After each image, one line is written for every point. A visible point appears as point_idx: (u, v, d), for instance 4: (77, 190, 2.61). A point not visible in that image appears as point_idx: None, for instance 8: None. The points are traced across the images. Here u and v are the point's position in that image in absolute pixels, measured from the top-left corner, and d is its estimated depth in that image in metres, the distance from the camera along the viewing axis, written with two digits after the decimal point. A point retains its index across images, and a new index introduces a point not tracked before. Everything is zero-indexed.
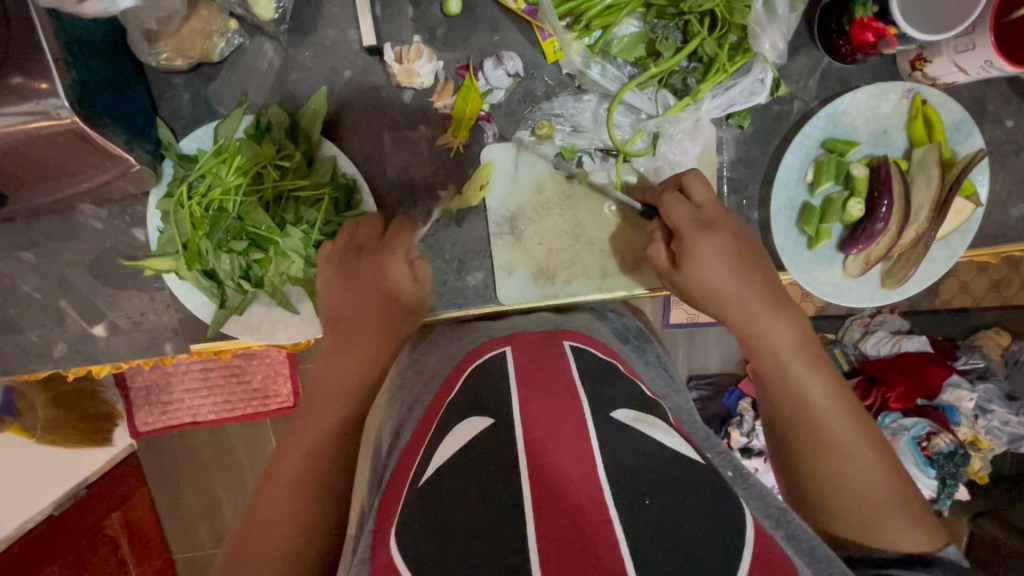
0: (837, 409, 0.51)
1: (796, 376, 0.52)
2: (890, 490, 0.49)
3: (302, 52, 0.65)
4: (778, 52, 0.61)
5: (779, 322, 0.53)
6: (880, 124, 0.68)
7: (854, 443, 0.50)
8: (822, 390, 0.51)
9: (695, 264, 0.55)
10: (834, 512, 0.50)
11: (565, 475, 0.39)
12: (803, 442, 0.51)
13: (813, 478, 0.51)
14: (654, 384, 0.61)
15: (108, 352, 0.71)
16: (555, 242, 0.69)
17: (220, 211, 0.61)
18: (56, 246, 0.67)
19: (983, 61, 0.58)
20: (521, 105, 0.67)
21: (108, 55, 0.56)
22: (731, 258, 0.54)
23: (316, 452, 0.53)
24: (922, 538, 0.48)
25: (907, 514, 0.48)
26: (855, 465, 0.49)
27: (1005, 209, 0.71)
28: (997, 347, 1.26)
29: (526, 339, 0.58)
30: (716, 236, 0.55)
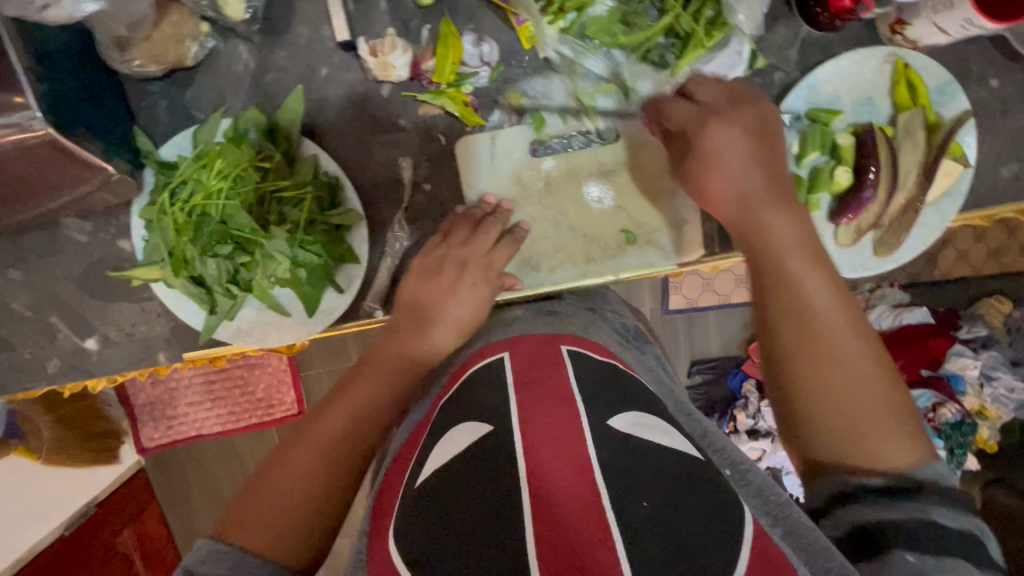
0: (837, 308, 0.50)
1: (794, 274, 0.51)
2: (884, 398, 0.47)
3: (276, 52, 0.64)
4: (755, 24, 0.61)
5: (779, 217, 0.53)
6: (864, 92, 0.67)
7: (854, 347, 0.48)
8: (819, 285, 0.51)
9: (707, 159, 0.55)
10: (824, 420, 0.48)
11: (565, 483, 0.40)
12: (800, 339, 0.49)
13: (805, 384, 0.49)
14: (651, 377, 0.62)
15: (102, 366, 0.70)
16: (536, 231, 0.68)
17: (203, 215, 0.60)
18: (44, 261, 0.67)
19: (962, 20, 0.58)
20: (500, 94, 0.66)
21: (79, 65, 0.55)
22: (747, 152, 0.55)
23: (336, 443, 0.53)
24: (912, 451, 0.46)
25: (894, 419, 0.47)
26: (851, 368, 0.48)
27: (996, 170, 0.70)
28: (999, 316, 1.25)
29: (521, 342, 0.56)
30: (733, 126, 0.55)
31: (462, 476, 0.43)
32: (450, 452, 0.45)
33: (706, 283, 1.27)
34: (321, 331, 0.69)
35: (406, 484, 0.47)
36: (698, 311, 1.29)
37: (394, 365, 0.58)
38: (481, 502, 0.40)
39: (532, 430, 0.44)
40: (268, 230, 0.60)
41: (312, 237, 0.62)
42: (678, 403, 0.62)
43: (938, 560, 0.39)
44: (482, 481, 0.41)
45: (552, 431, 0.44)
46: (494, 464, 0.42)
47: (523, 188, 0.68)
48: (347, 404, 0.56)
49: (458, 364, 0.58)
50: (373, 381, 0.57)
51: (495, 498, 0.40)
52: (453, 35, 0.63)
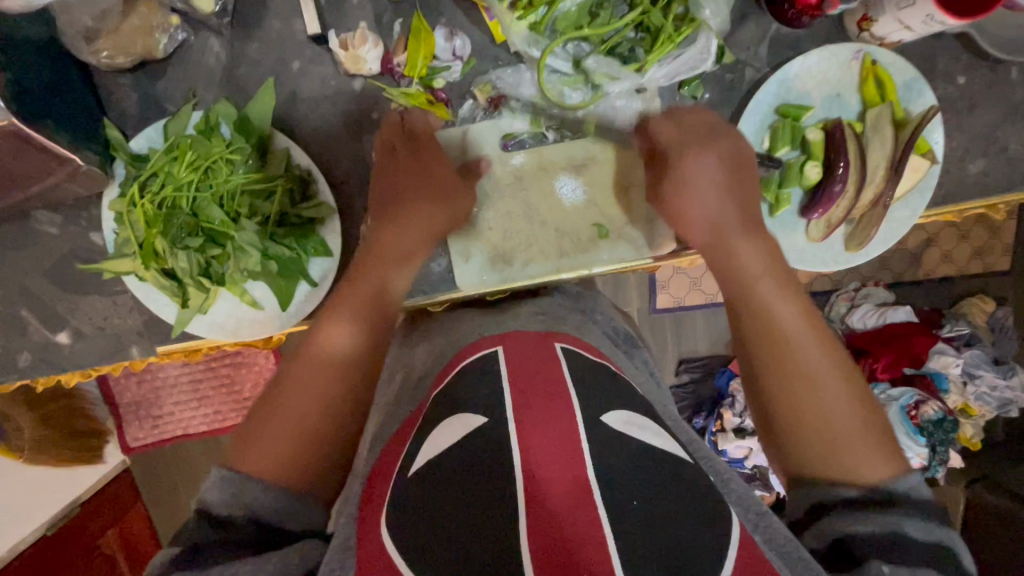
0: (807, 333, 0.51)
1: (765, 300, 0.53)
2: (862, 418, 0.47)
3: (248, 45, 0.64)
4: (720, 23, 0.63)
5: (748, 248, 0.55)
6: (833, 88, 0.68)
7: (825, 371, 0.49)
8: (790, 314, 0.52)
9: (676, 182, 0.58)
10: (795, 437, 0.49)
11: (565, 474, 0.40)
12: (771, 362, 0.51)
13: (782, 406, 0.50)
14: (639, 382, 0.62)
15: (74, 360, 0.70)
16: (508, 225, 0.69)
17: (173, 207, 0.61)
18: (13, 254, 0.67)
19: (925, 15, 0.58)
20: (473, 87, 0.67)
21: (45, 56, 0.55)
22: (716, 187, 0.58)
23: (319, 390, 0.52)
24: (886, 469, 0.46)
25: (875, 440, 0.47)
26: (820, 389, 0.48)
27: (964, 165, 0.71)
28: (983, 315, 1.27)
29: (515, 337, 0.56)
30: (705, 154, 0.58)
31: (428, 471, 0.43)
32: (441, 443, 0.45)
33: (693, 282, 1.28)
34: (295, 325, 0.69)
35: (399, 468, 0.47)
36: (681, 309, 1.30)
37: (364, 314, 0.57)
38: (481, 485, 0.41)
39: (530, 421, 0.45)
40: (238, 222, 0.61)
41: (283, 230, 0.63)
42: (666, 408, 0.61)
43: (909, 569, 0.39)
44: (483, 467, 0.42)
45: (549, 423, 0.44)
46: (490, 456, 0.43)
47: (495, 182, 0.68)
48: (321, 353, 0.53)
49: (451, 357, 0.57)
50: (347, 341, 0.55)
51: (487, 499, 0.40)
52: (425, 30, 0.63)
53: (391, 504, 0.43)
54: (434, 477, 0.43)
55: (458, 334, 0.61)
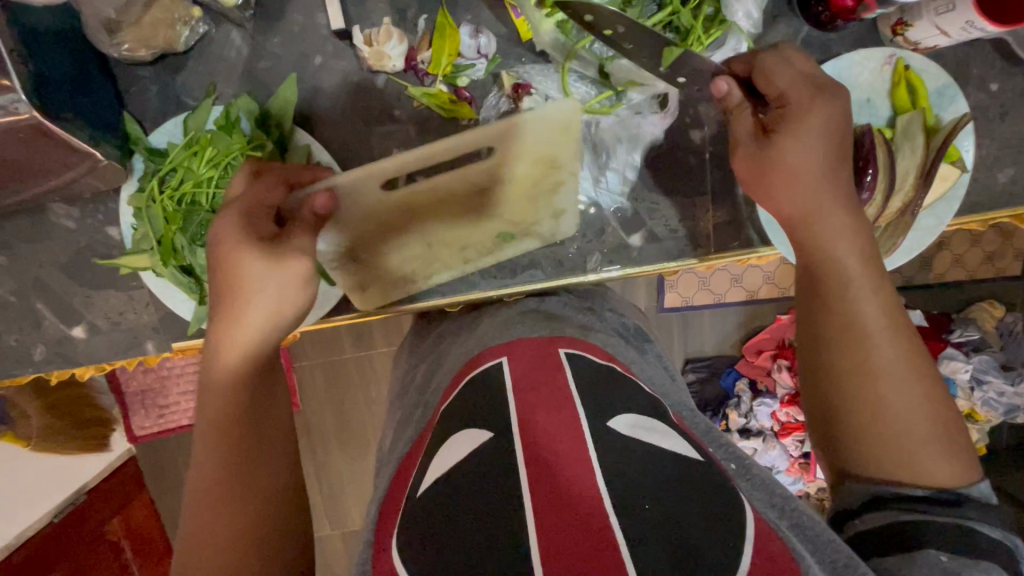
0: (890, 329, 0.47)
1: (854, 286, 0.48)
2: (937, 420, 0.45)
3: (269, 39, 0.63)
4: (752, 19, 0.60)
5: (838, 226, 0.49)
6: (863, 93, 0.66)
7: (905, 370, 0.46)
8: (873, 308, 0.48)
9: (791, 136, 0.48)
10: (864, 438, 0.46)
11: (571, 489, 0.40)
12: (848, 357, 0.47)
13: (852, 403, 0.47)
14: (649, 378, 0.60)
15: (89, 354, 0.70)
16: (406, 254, 0.66)
17: (193, 204, 0.60)
18: (29, 247, 0.66)
19: (963, 23, 0.57)
20: (498, 81, 0.65)
21: (66, 48, 0.54)
22: (825, 150, 0.49)
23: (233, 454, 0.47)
24: (958, 472, 0.45)
25: (947, 445, 0.45)
26: (898, 390, 0.46)
27: (992, 174, 0.70)
28: (991, 320, 1.26)
29: (519, 348, 0.54)
30: (820, 120, 0.48)
31: (460, 484, 0.42)
32: (450, 459, 0.45)
33: (702, 281, 1.26)
34: (314, 323, 0.69)
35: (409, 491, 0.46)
36: (692, 310, 1.29)
37: (236, 374, 0.48)
38: (487, 497, 0.41)
39: (537, 433, 0.44)
40: None
41: None
42: (677, 400, 0.60)
43: (973, 559, 0.40)
44: (490, 480, 0.42)
45: (554, 436, 0.44)
46: (497, 471, 0.42)
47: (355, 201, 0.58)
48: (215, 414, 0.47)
49: (465, 363, 0.56)
50: (226, 410, 0.47)
51: (501, 511, 0.39)
52: (450, 27, 0.61)
53: (417, 511, 0.43)
54: (463, 483, 0.42)
55: (478, 335, 0.61)
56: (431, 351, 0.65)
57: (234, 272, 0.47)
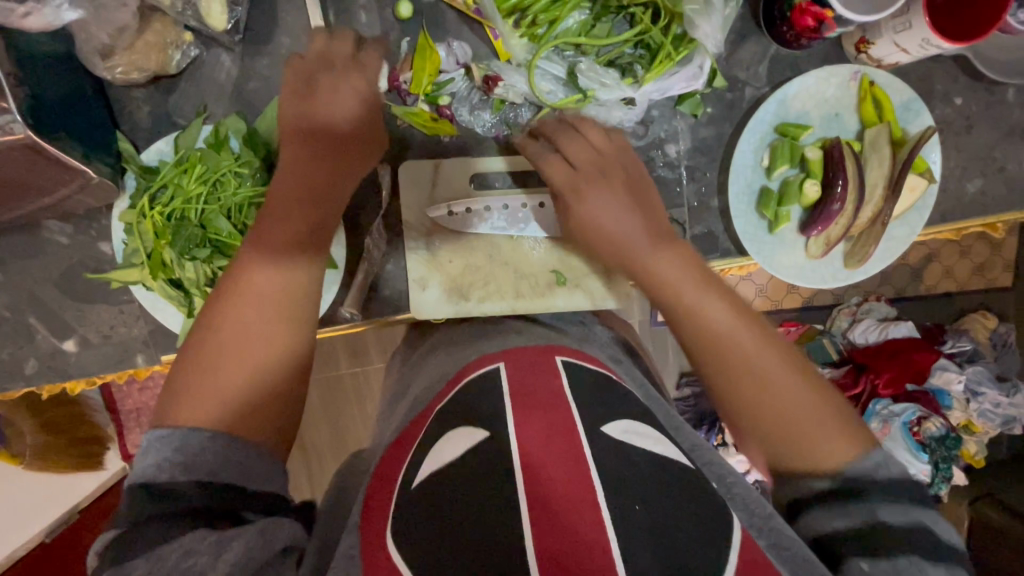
0: (738, 325, 0.53)
1: (692, 305, 0.54)
2: (810, 399, 0.51)
3: (259, 62, 0.66)
4: (717, 41, 0.62)
5: (665, 258, 0.57)
6: (831, 107, 0.69)
7: (762, 350, 0.52)
8: (721, 312, 0.54)
9: (593, 210, 0.58)
10: (767, 436, 0.51)
11: (562, 489, 0.42)
12: (717, 361, 0.53)
13: (734, 398, 0.53)
14: (637, 387, 0.63)
15: (79, 368, 0.71)
16: (468, 260, 0.71)
17: (182, 219, 0.62)
18: (23, 262, 0.68)
19: (921, 39, 0.59)
20: (469, 75, 0.67)
21: (63, 73, 0.57)
22: (624, 208, 0.58)
23: (274, 308, 0.53)
24: (849, 446, 0.49)
25: (832, 422, 0.50)
26: (769, 379, 0.51)
27: (962, 184, 0.72)
28: (985, 331, 1.27)
29: (516, 355, 0.56)
30: (596, 195, 0.58)
31: (436, 486, 0.44)
32: (447, 454, 0.46)
33: None
34: None
35: (404, 473, 0.46)
36: None
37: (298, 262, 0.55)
38: (476, 499, 0.42)
39: (530, 442, 0.45)
40: (245, 234, 0.63)
41: None
42: (667, 414, 0.61)
43: (891, 564, 0.42)
44: (483, 483, 0.43)
45: (546, 437, 0.45)
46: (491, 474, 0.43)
47: (445, 185, 0.69)
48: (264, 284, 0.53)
49: (456, 371, 0.57)
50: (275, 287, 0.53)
51: (494, 512, 0.41)
52: (430, 48, 0.64)
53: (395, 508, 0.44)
54: (438, 488, 0.43)
55: (463, 346, 0.63)
56: (420, 364, 0.66)
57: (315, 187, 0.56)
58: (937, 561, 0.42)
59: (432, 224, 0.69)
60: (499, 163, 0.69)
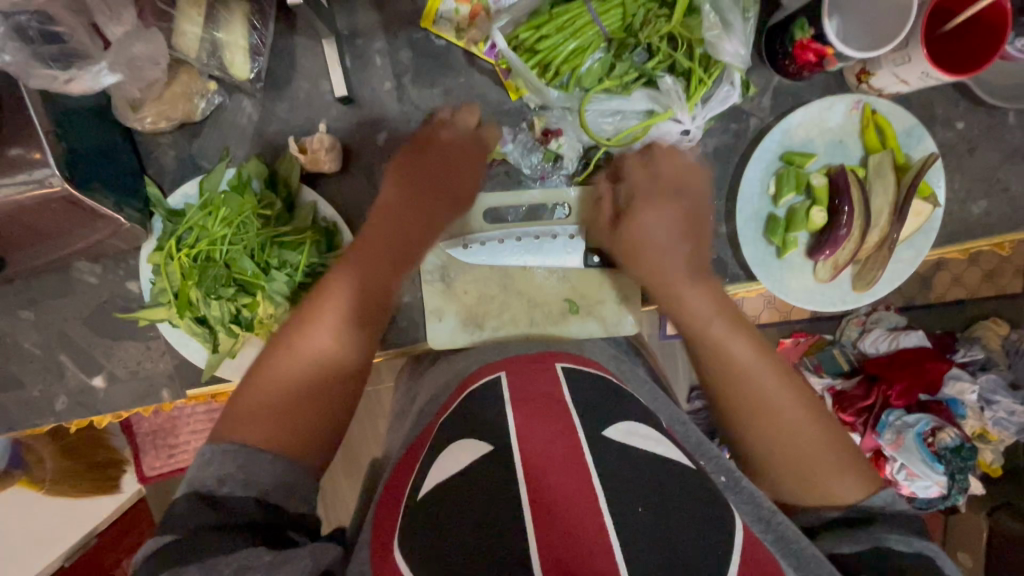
0: (759, 365, 0.56)
1: (717, 337, 0.58)
2: (821, 439, 0.53)
3: (278, 106, 0.68)
4: (743, 57, 0.63)
5: (694, 291, 0.61)
6: (834, 135, 0.71)
7: (780, 390, 0.55)
8: (743, 349, 0.57)
9: (634, 227, 0.64)
10: (785, 475, 0.54)
11: (565, 492, 0.43)
12: (739, 400, 0.56)
13: (754, 440, 0.55)
14: (644, 391, 0.65)
15: (107, 402, 0.73)
16: (482, 289, 0.72)
17: (208, 260, 0.64)
18: (54, 302, 0.70)
19: (920, 72, 0.61)
20: (529, 124, 0.70)
21: (94, 123, 0.59)
22: (677, 229, 0.63)
23: (329, 355, 0.56)
24: (856, 486, 0.52)
25: (843, 464, 0.52)
26: (784, 414, 0.54)
27: (966, 207, 0.73)
28: (997, 338, 1.26)
29: (516, 362, 0.61)
30: (659, 207, 0.63)
31: (457, 505, 0.44)
32: (452, 467, 0.48)
33: None
34: None
35: (410, 489, 0.50)
36: None
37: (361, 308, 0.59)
38: (492, 509, 0.43)
39: (533, 444, 0.47)
40: (268, 273, 0.65)
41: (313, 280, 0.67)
42: (672, 413, 0.63)
43: None
44: (489, 479, 0.45)
45: (547, 441, 0.47)
46: (498, 479, 0.45)
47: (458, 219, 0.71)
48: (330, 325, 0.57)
49: (461, 379, 0.62)
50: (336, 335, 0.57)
51: (505, 521, 0.42)
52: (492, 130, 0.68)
53: (411, 530, 0.45)
54: (459, 516, 0.43)
55: (478, 361, 0.64)
56: (428, 372, 0.71)
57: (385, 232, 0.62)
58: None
59: (447, 256, 0.71)
60: (510, 197, 0.71)
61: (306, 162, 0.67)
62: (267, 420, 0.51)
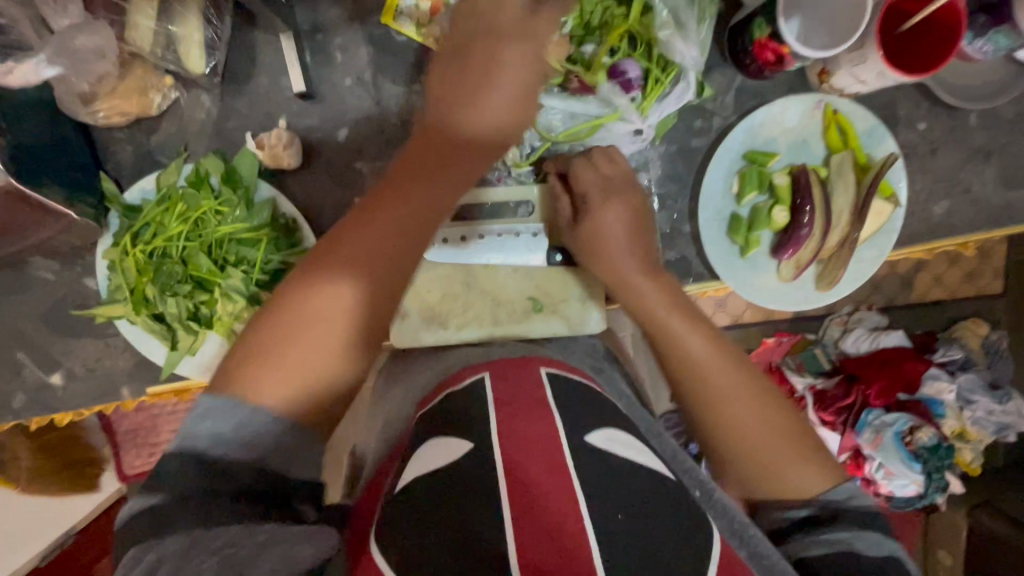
0: (717, 358, 0.58)
1: (676, 332, 0.60)
2: (771, 425, 0.56)
3: (237, 101, 0.68)
4: (695, 58, 0.63)
5: (646, 285, 0.62)
6: (798, 135, 0.71)
7: (736, 380, 0.57)
8: (699, 342, 0.59)
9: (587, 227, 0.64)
10: (747, 466, 0.56)
11: (544, 492, 0.43)
12: (698, 395, 0.58)
13: (712, 426, 0.58)
14: (615, 393, 0.64)
15: (66, 400, 0.72)
16: (447, 288, 0.71)
17: (164, 256, 0.64)
18: (10, 299, 0.69)
19: (876, 71, 0.61)
20: None
21: (45, 117, 0.58)
22: (625, 237, 0.64)
23: (381, 266, 0.50)
24: (817, 475, 0.54)
25: (803, 453, 0.55)
26: (741, 404, 0.57)
27: (929, 207, 0.74)
28: (977, 338, 1.26)
29: (495, 366, 0.59)
30: (608, 209, 0.64)
31: (422, 507, 0.44)
32: (427, 465, 0.48)
33: None
34: None
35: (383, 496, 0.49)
36: None
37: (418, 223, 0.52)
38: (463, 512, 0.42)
39: (512, 446, 0.47)
40: (225, 271, 0.65)
41: (270, 276, 0.66)
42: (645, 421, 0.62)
43: None
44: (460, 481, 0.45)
45: (531, 442, 0.47)
46: (473, 483, 0.44)
47: None
48: (363, 238, 0.50)
49: (443, 379, 0.61)
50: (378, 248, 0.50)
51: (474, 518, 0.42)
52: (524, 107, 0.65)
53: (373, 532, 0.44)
54: (420, 519, 0.43)
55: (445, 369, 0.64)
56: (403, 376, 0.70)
57: (436, 187, 0.53)
58: None
59: None
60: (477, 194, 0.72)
61: (265, 158, 0.67)
62: (289, 349, 0.46)
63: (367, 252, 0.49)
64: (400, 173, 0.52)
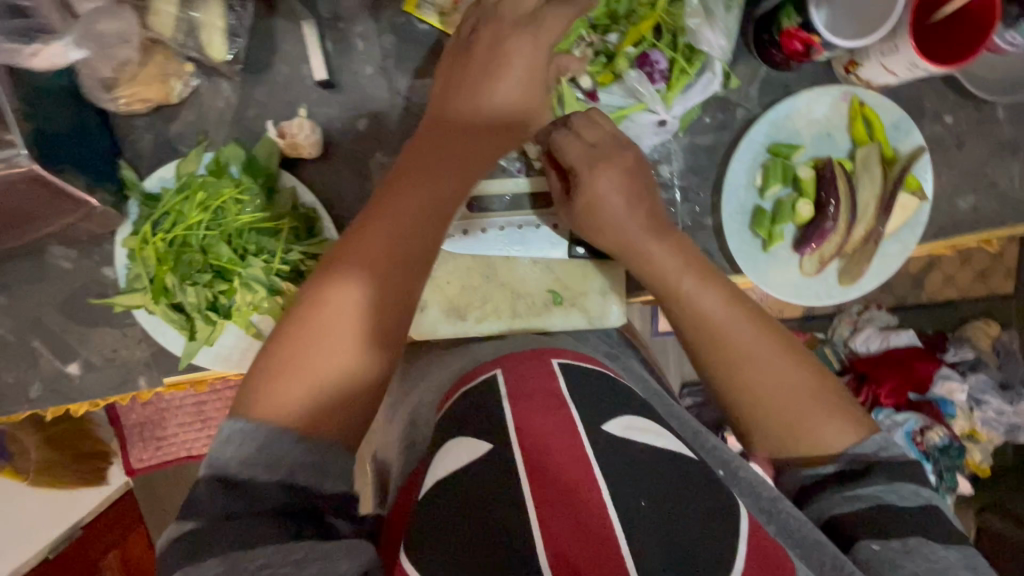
0: (732, 315, 0.54)
1: (688, 293, 0.56)
2: (798, 385, 0.53)
3: (257, 89, 0.67)
4: (723, 48, 0.63)
5: (660, 248, 0.58)
6: (822, 127, 0.70)
7: (754, 335, 0.54)
8: (712, 299, 0.55)
9: (586, 199, 0.59)
10: (769, 429, 0.53)
11: (572, 483, 0.43)
12: (715, 356, 0.55)
13: (733, 389, 0.54)
14: (638, 383, 0.64)
15: (82, 390, 0.72)
16: (465, 280, 0.70)
17: (183, 245, 0.63)
18: (27, 288, 0.69)
19: (908, 63, 0.60)
20: None
21: (67, 104, 0.58)
22: (627, 197, 0.59)
23: (395, 255, 0.48)
24: (843, 430, 0.52)
25: (825, 407, 0.52)
26: (762, 363, 0.53)
27: (954, 202, 0.73)
28: (988, 338, 1.25)
29: (511, 358, 0.56)
30: (604, 174, 0.59)
31: (451, 504, 0.43)
32: (450, 463, 0.46)
33: None
34: None
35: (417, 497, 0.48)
36: None
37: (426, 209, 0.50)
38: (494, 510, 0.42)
39: (536, 437, 0.45)
40: (244, 259, 0.64)
41: (289, 265, 0.65)
42: (668, 409, 0.61)
43: (900, 542, 0.46)
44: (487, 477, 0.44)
45: (555, 430, 0.46)
46: (501, 475, 0.44)
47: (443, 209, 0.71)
48: (383, 228, 0.49)
49: (466, 371, 0.60)
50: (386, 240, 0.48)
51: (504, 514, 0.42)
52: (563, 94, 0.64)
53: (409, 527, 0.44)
54: (448, 515, 0.43)
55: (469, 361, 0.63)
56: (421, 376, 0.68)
57: (454, 162, 0.52)
58: (945, 542, 0.46)
59: None
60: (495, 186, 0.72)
61: (285, 147, 0.66)
62: (308, 351, 0.45)
63: (377, 243, 0.48)
64: (413, 152, 0.52)
